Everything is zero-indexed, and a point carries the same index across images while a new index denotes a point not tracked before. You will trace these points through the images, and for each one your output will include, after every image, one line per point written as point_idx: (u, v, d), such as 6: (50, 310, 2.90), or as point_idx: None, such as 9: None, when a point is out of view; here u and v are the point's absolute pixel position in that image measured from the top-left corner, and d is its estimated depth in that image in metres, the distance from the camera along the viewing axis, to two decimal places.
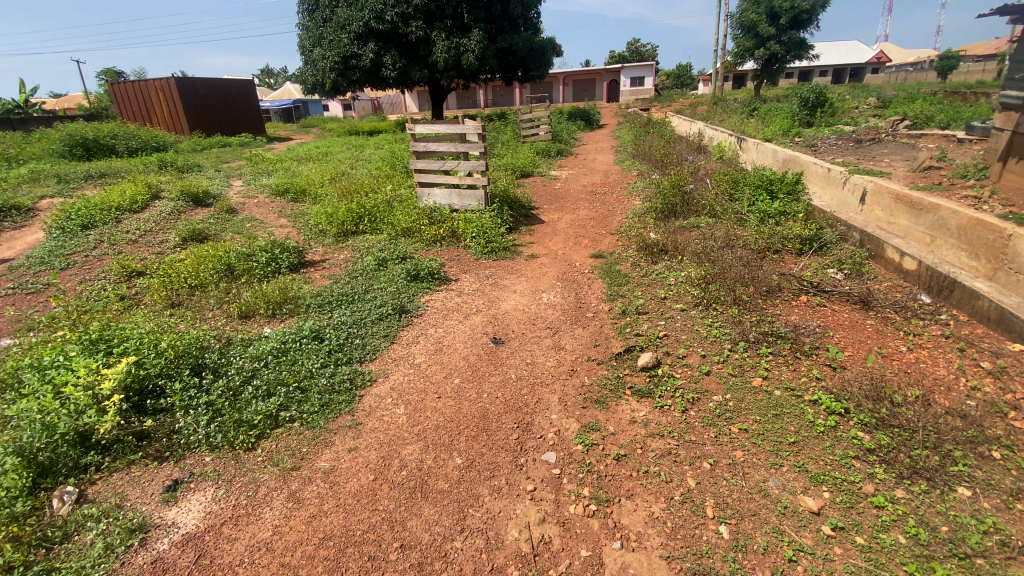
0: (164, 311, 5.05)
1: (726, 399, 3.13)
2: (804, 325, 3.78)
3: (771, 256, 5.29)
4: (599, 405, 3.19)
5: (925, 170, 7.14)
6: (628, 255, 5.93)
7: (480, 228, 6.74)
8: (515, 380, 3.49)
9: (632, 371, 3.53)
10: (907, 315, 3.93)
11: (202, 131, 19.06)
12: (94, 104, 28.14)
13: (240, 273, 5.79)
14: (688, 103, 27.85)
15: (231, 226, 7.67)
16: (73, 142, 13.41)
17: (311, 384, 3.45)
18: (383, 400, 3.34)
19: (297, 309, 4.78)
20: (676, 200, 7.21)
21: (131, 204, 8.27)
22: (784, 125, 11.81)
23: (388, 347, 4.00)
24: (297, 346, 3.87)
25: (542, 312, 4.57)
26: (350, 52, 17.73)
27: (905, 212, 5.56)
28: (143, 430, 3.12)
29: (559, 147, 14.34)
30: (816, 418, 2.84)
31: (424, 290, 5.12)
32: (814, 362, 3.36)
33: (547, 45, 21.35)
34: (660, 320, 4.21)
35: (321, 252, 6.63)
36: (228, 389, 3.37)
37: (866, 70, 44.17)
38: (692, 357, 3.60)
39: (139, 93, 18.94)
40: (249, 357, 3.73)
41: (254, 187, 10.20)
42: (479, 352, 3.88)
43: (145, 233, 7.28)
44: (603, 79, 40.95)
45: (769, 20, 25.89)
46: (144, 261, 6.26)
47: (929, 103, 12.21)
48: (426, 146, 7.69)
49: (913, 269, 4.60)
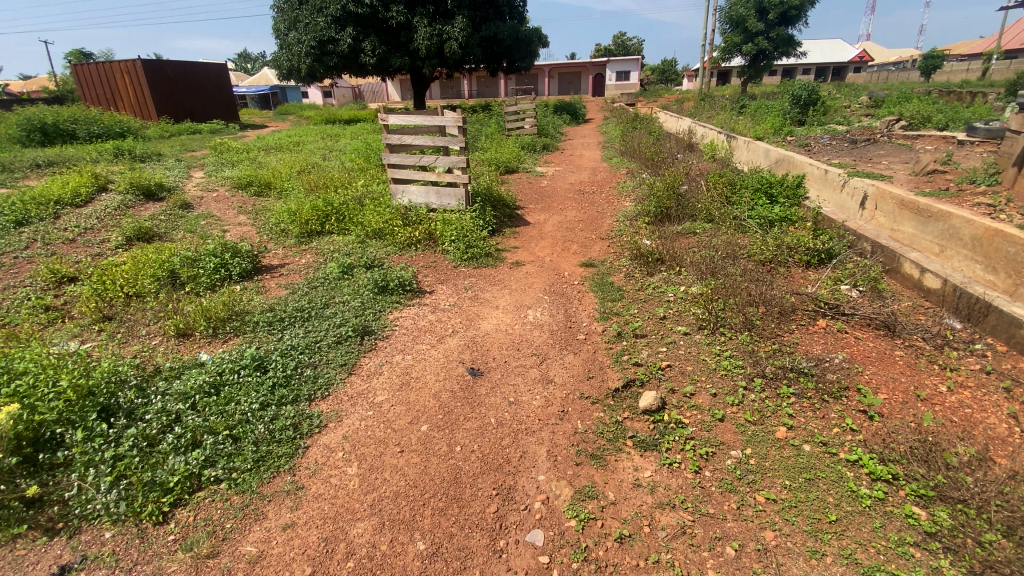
0: (91, 327, 4.34)
1: (745, 455, 2.61)
2: (828, 358, 3.27)
3: (778, 269, 4.79)
4: (594, 461, 2.65)
5: (929, 174, 6.74)
6: (621, 264, 5.40)
7: (460, 231, 6.12)
8: (494, 426, 2.91)
9: (632, 415, 2.99)
10: (939, 344, 3.48)
11: (172, 116, 17.95)
12: (55, 87, 26.24)
13: (184, 281, 5.08)
14: (677, 97, 27.41)
15: (184, 224, 6.92)
16: (30, 127, 12.38)
17: (246, 431, 2.84)
18: (333, 455, 2.74)
19: (243, 327, 4.12)
20: (671, 202, 6.66)
21: (74, 197, 7.42)
22: (776, 122, 11.40)
23: (344, 380, 3.39)
24: (234, 381, 3.23)
25: (527, 334, 3.99)
26: (327, 37, 16.81)
27: (911, 220, 5.13)
28: (32, 495, 2.46)
29: (545, 141, 13.75)
30: (858, 486, 2.37)
31: (392, 305, 4.49)
32: (846, 408, 2.87)
33: (532, 34, 20.59)
34: (661, 346, 3.68)
35: (281, 255, 5.94)
36: (141, 438, 2.72)
37: (848, 69, 44.41)
38: (701, 397, 3.07)
39: (103, 74, 17.74)
40: (173, 396, 3.07)
41: (216, 179, 9.39)
42: (453, 387, 3.29)
43: (84, 231, 6.48)
44: (590, 72, 40.40)
45: (757, 15, 25.50)
46: (78, 265, 5.48)
47: (923, 103, 11.90)
48: (400, 139, 7.01)
49: (935, 287, 4.17)
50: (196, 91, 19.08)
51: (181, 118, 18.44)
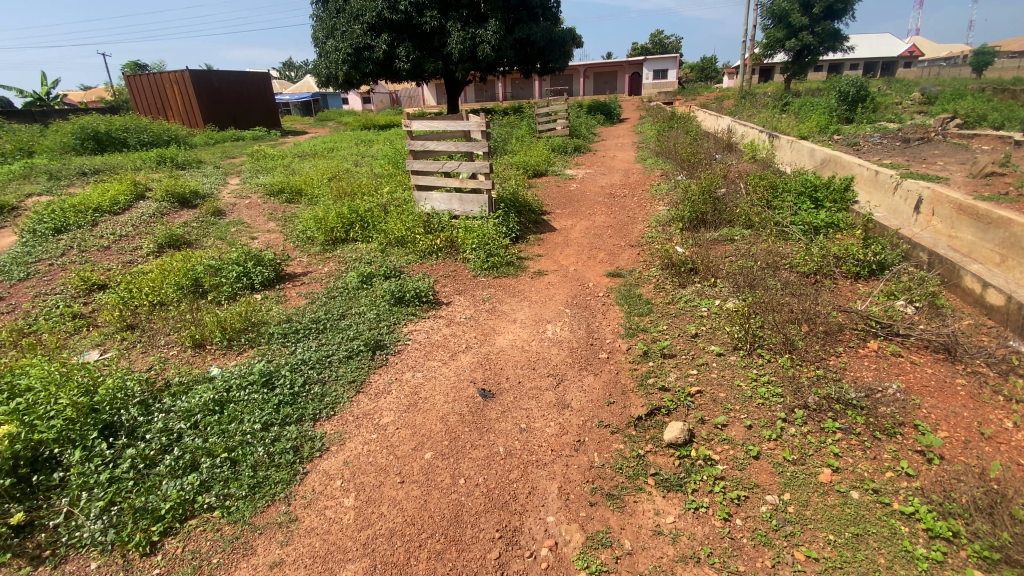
0: (114, 337, 4.37)
1: (783, 501, 2.30)
2: (880, 388, 2.89)
3: (824, 283, 4.37)
4: (610, 501, 2.40)
5: (987, 177, 6.10)
6: (649, 275, 5.08)
7: (482, 238, 5.95)
8: (502, 456, 2.70)
9: (655, 448, 2.71)
10: (1005, 371, 3.03)
11: (216, 125, 18.58)
12: (111, 97, 27.93)
13: (206, 290, 5.08)
14: (716, 96, 26.53)
15: (214, 231, 7.03)
16: (85, 136, 13.03)
17: (245, 454, 2.73)
18: (330, 483, 2.59)
19: (258, 338, 4.05)
20: (706, 207, 6.26)
21: (113, 205, 7.66)
22: (821, 120, 10.75)
23: (352, 399, 3.24)
24: (239, 398, 3.14)
25: (545, 352, 3.76)
26: (362, 44, 17.04)
27: (969, 226, 4.60)
28: (24, 518, 2.42)
29: (576, 143, 13.45)
30: (914, 544, 2.03)
31: (408, 317, 4.34)
32: (901, 447, 2.50)
33: (565, 35, 20.29)
34: (691, 368, 3.37)
35: (304, 263, 5.92)
36: (139, 459, 2.66)
37: (900, 64, 42.12)
38: (734, 430, 2.77)
39: (154, 85, 18.57)
40: (177, 414, 3.01)
41: (249, 186, 9.57)
42: (462, 410, 3.08)
43: (119, 239, 6.66)
44: (624, 72, 39.72)
45: (802, 9, 24.36)
46: (109, 273, 5.58)
47: (985, 98, 11.01)
48: (424, 144, 6.90)
49: (999, 304, 3.68)
50: (239, 100, 19.68)
51: (225, 126, 19.09)
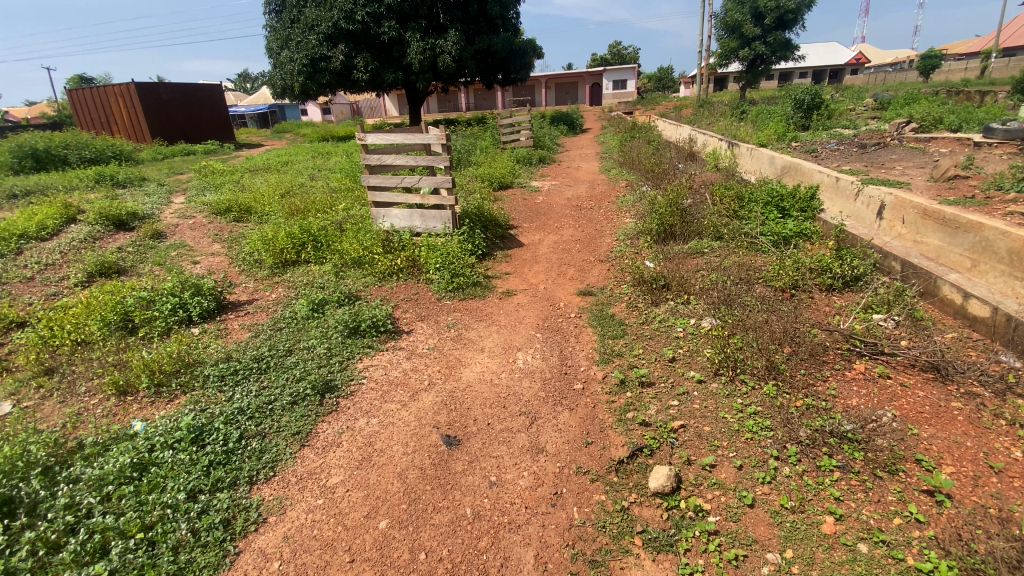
0: (28, 384, 3.79)
1: (786, 560, 2.06)
2: (874, 417, 2.72)
3: (800, 298, 4.24)
4: (593, 570, 2.11)
5: (950, 180, 6.18)
6: (622, 292, 4.85)
7: (445, 257, 5.61)
8: (470, 520, 2.36)
9: (641, 499, 2.44)
10: (1000, 391, 2.91)
11: (165, 138, 17.58)
12: (51, 113, 26.38)
13: (137, 325, 4.50)
14: (675, 104, 27.04)
15: (152, 257, 6.44)
16: (21, 153, 12.04)
17: (167, 531, 2.28)
18: (266, 567, 2.19)
19: (193, 382, 3.56)
20: (674, 219, 6.07)
21: (39, 230, 6.94)
22: (779, 128, 10.93)
23: (296, 455, 2.84)
24: (164, 460, 2.66)
25: (515, 386, 3.44)
26: (319, 54, 16.47)
27: (936, 231, 4.58)
28: None
29: (541, 154, 13.29)
30: None
31: (363, 351, 3.95)
32: (905, 488, 2.31)
33: (525, 46, 20.26)
34: (672, 399, 3.12)
35: (250, 290, 5.43)
36: (39, 545, 2.16)
37: (845, 72, 44.18)
38: (724, 471, 2.53)
39: (97, 98, 17.48)
40: (86, 483, 2.50)
41: (195, 205, 8.92)
42: (423, 463, 2.74)
43: (44, 268, 6.00)
44: (586, 82, 40.20)
45: (754, 20, 25.12)
46: (29, 308, 4.96)
47: (932, 104, 11.41)
48: (381, 159, 6.51)
49: (983, 315, 3.60)
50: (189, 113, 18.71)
51: (176, 139, 18.12)
